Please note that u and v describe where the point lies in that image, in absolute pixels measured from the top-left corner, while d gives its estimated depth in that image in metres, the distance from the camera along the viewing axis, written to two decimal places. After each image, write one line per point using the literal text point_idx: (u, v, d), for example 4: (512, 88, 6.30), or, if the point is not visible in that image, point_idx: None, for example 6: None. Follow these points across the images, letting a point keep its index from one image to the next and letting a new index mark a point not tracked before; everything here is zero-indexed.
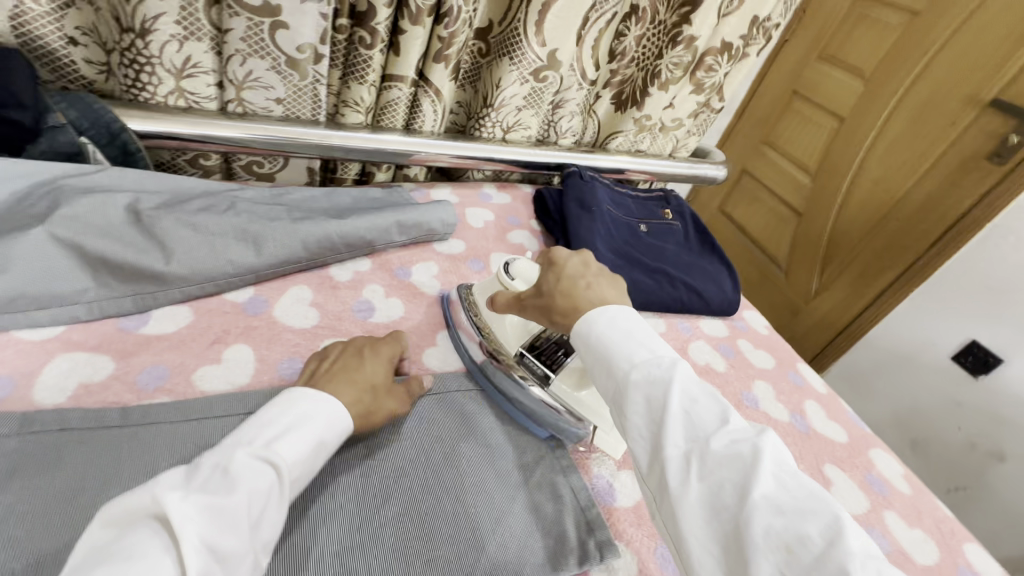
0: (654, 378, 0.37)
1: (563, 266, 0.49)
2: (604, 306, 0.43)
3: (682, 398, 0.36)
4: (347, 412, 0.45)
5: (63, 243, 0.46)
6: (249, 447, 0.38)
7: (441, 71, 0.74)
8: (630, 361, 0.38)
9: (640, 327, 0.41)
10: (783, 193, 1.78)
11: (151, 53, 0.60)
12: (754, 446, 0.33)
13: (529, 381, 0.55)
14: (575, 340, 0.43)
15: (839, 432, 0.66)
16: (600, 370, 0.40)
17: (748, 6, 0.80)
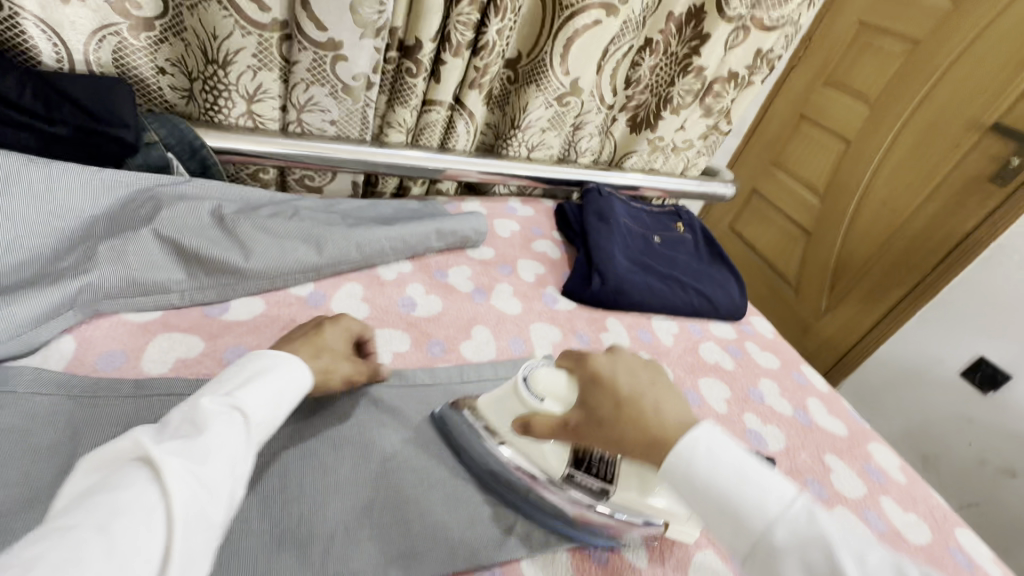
0: (794, 531, 0.37)
1: (613, 385, 0.47)
2: (698, 436, 0.41)
3: (846, 554, 0.36)
4: (304, 367, 0.47)
5: (163, 240, 0.55)
6: (211, 396, 0.40)
7: (475, 97, 0.83)
8: (765, 517, 0.37)
9: (745, 460, 0.40)
10: (793, 212, 1.84)
11: (230, 82, 0.70)
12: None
13: (586, 497, 0.51)
14: (675, 482, 0.41)
15: (839, 426, 0.71)
16: (730, 531, 0.39)
17: (753, 40, 0.88)
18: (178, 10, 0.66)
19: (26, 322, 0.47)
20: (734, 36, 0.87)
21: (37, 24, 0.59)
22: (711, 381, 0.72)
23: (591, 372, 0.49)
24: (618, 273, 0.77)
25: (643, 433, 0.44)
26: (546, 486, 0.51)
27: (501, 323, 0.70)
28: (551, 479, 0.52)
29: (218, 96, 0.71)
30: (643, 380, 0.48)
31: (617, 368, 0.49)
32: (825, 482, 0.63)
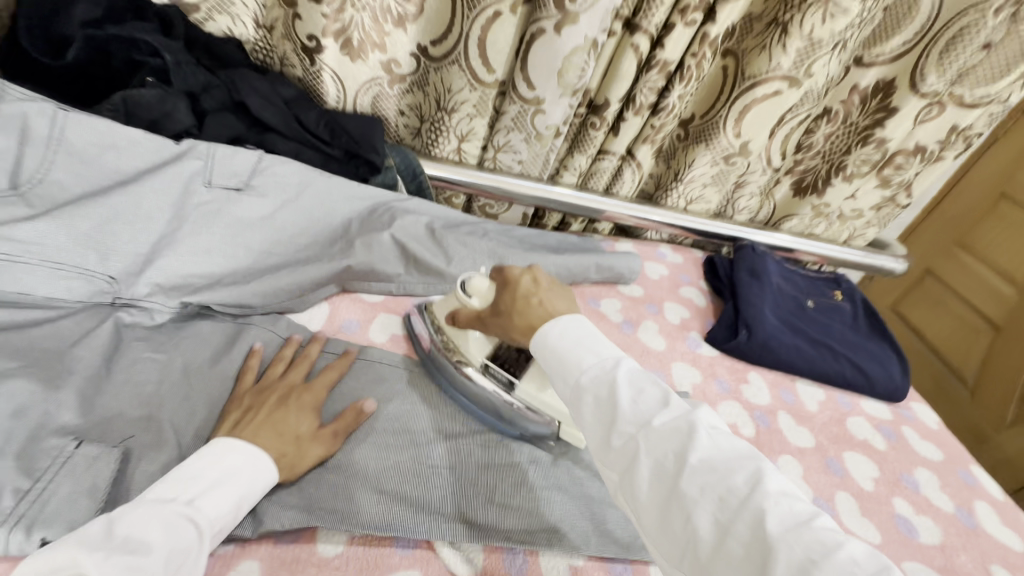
0: (600, 377, 0.43)
1: (516, 285, 0.56)
2: (553, 320, 0.48)
3: (628, 391, 0.41)
4: (272, 465, 0.49)
5: (397, 242, 0.71)
6: (172, 505, 0.42)
7: (646, 149, 0.91)
8: (579, 367, 0.44)
9: (588, 332, 0.46)
10: (978, 303, 1.62)
11: (450, 125, 0.87)
12: (686, 421, 0.39)
13: (497, 387, 0.60)
14: (535, 352, 0.48)
15: (1014, 539, 0.64)
16: (557, 374, 0.46)
17: (949, 115, 0.85)
18: (427, 70, 0.85)
19: (307, 289, 0.66)
20: (927, 111, 0.85)
21: (330, 74, 0.81)
22: (858, 456, 0.69)
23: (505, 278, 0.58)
24: (766, 330, 0.78)
25: (527, 321, 0.52)
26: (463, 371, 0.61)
27: (644, 355, 0.76)
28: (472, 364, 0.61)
29: (437, 135, 0.89)
30: (547, 286, 0.55)
31: (527, 277, 0.56)
32: None
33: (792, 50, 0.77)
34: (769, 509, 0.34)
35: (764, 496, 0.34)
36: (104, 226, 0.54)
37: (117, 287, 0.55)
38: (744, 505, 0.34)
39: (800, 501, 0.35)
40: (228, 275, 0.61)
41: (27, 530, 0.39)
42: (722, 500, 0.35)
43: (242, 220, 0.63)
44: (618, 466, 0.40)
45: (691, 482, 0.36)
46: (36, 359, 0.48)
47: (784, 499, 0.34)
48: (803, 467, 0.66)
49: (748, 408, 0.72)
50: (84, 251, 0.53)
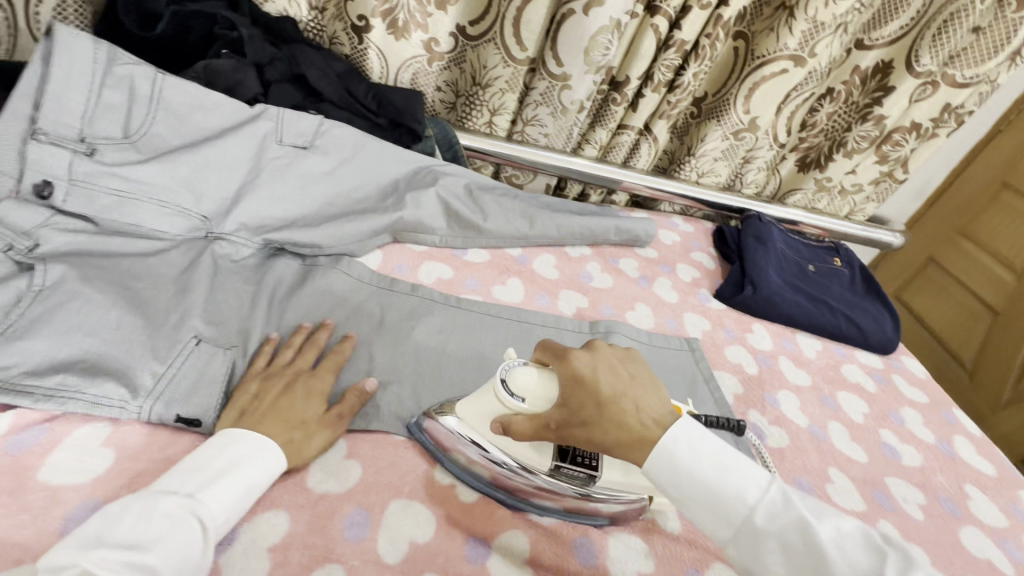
0: (777, 515, 0.39)
1: (595, 384, 0.44)
2: (672, 431, 0.42)
3: (820, 526, 0.38)
4: (278, 452, 0.45)
5: (440, 199, 0.79)
6: (175, 497, 0.39)
7: (662, 125, 0.99)
8: (746, 504, 0.39)
9: (719, 450, 0.41)
10: (977, 288, 1.69)
11: (484, 99, 0.96)
12: (920, 566, 0.36)
13: (575, 487, 0.50)
14: (666, 484, 0.41)
15: (987, 465, 0.72)
16: (704, 507, 0.40)
17: (942, 94, 0.92)
18: (464, 48, 0.94)
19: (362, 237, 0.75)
20: (921, 90, 0.93)
21: (375, 51, 0.90)
22: (850, 396, 0.77)
23: (571, 371, 0.45)
24: (770, 286, 0.86)
25: (628, 435, 0.42)
26: (526, 479, 0.50)
27: (659, 305, 0.84)
28: (535, 471, 0.50)
29: (471, 109, 0.98)
30: (628, 375, 0.45)
31: (598, 365, 0.45)
32: (960, 505, 0.65)
33: (798, 31, 0.84)
34: None
35: None
36: (195, 172, 0.63)
37: (208, 224, 0.64)
38: None
39: None
40: (297, 220, 0.70)
41: (167, 405, 0.48)
42: None
43: (308, 174, 0.71)
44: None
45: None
46: (151, 279, 0.56)
47: None
48: (800, 400, 0.74)
49: (752, 352, 0.80)
50: (182, 192, 0.62)
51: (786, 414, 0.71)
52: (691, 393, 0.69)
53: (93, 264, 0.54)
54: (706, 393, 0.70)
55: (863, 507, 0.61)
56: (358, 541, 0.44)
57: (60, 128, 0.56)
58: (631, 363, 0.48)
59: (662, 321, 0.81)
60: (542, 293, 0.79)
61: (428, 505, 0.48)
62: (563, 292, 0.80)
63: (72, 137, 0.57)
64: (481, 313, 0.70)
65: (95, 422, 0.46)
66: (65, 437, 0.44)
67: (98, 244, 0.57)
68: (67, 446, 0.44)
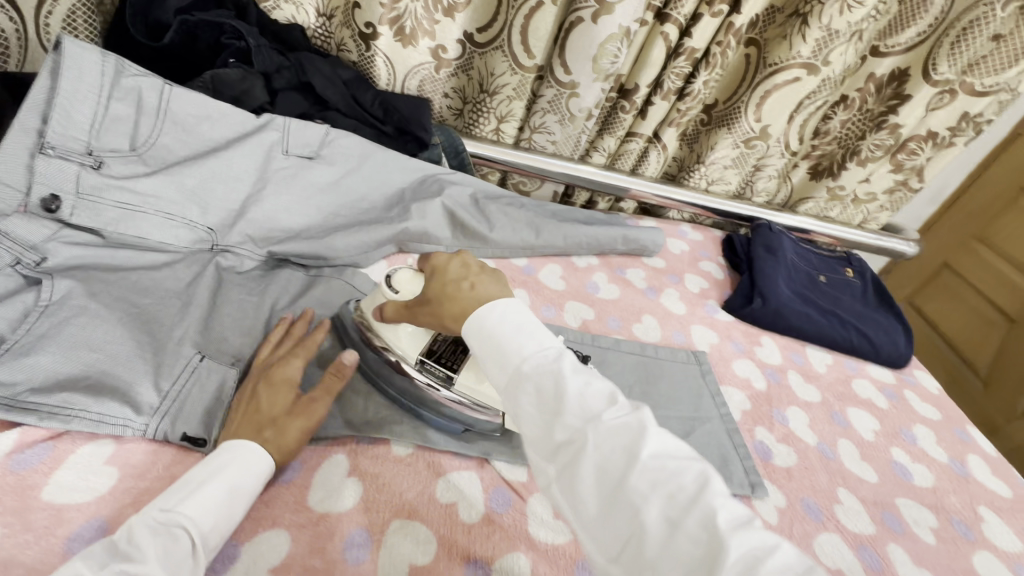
0: (543, 367, 0.39)
1: (444, 270, 0.48)
2: (491, 301, 0.43)
3: (574, 380, 0.38)
4: (261, 452, 0.45)
5: (447, 209, 0.79)
6: (154, 510, 0.38)
7: (671, 132, 0.98)
8: (521, 355, 0.40)
9: (526, 317, 0.42)
10: (994, 296, 1.65)
11: (491, 106, 0.95)
12: (640, 417, 0.37)
13: (431, 381, 0.54)
14: (472, 343, 0.43)
15: (1002, 487, 0.70)
16: (491, 361, 0.41)
17: (961, 102, 0.90)
18: (472, 55, 0.93)
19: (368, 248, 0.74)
20: (938, 99, 0.90)
21: (383, 58, 0.89)
22: (860, 412, 0.76)
23: (431, 267, 0.50)
24: (779, 298, 0.85)
25: (460, 308, 0.45)
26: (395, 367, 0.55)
27: (666, 317, 0.83)
28: (405, 360, 0.55)
29: (479, 116, 0.97)
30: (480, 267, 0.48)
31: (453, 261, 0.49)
32: (973, 528, 0.63)
33: (811, 39, 0.83)
34: (721, 510, 0.32)
35: (712, 498, 0.33)
36: (201, 184, 0.63)
37: (214, 237, 0.64)
38: (692, 505, 0.33)
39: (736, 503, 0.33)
40: (303, 231, 0.70)
41: (172, 422, 0.48)
42: (670, 498, 0.33)
43: (314, 185, 0.71)
44: (555, 459, 0.36)
45: (641, 477, 0.34)
46: (157, 293, 0.56)
47: (730, 506, 0.33)
48: (809, 417, 0.72)
49: (760, 366, 0.79)
50: (188, 204, 0.62)
51: (794, 432, 0.69)
52: (697, 408, 0.68)
53: (102, 277, 0.55)
54: (712, 409, 0.69)
55: (872, 530, 0.60)
56: (358, 563, 0.44)
57: (68, 142, 0.56)
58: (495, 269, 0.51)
59: (669, 334, 0.80)
60: (547, 304, 0.78)
61: (428, 525, 0.48)
62: (568, 303, 0.79)
63: (79, 150, 0.57)
64: None
65: (99, 440, 0.46)
66: (68, 455, 0.45)
67: (105, 258, 0.57)
68: (70, 464, 0.44)
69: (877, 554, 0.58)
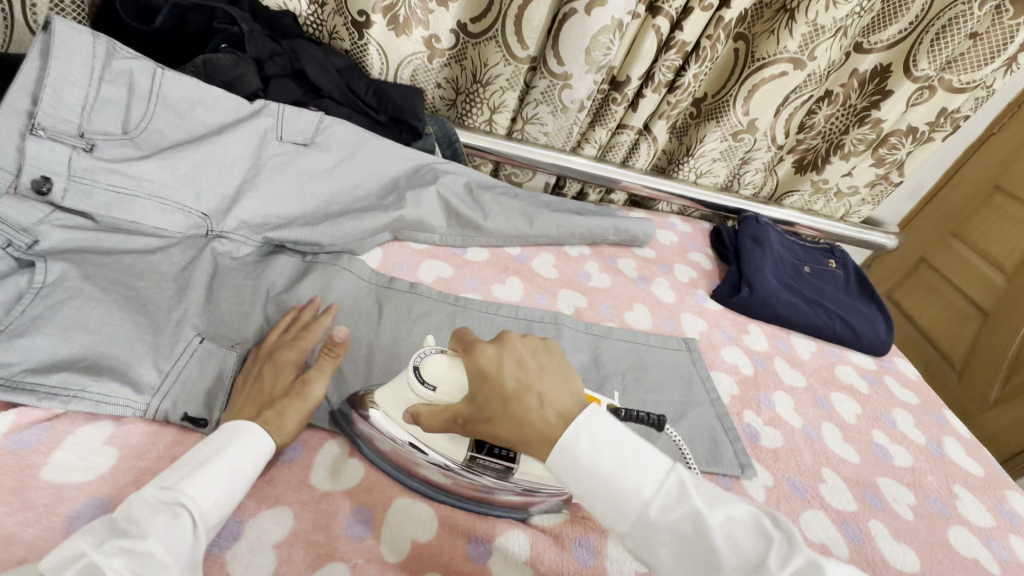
0: (671, 507, 0.36)
1: (496, 378, 0.42)
2: (571, 425, 0.39)
3: (718, 520, 0.35)
4: (258, 429, 0.45)
5: (441, 197, 0.79)
6: (155, 487, 0.38)
7: (662, 125, 0.99)
8: (640, 497, 0.36)
9: (620, 439, 0.38)
10: (968, 289, 1.71)
11: (484, 97, 0.95)
12: (806, 554, 0.33)
13: (491, 478, 0.49)
14: (565, 481, 0.39)
15: (976, 466, 0.73)
16: (603, 506, 0.37)
17: (938, 98, 0.93)
18: (465, 45, 0.93)
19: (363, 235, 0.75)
20: (918, 95, 0.93)
21: (376, 47, 0.89)
22: (843, 396, 0.79)
23: (477, 367, 0.43)
24: (766, 288, 0.87)
25: (534, 431, 0.40)
26: (444, 469, 0.49)
27: (657, 306, 0.84)
28: (450, 462, 0.49)
29: (472, 106, 0.97)
30: (533, 365, 0.43)
31: (504, 358, 0.43)
32: (949, 504, 0.66)
33: (798, 34, 0.85)
34: None
35: None
36: (195, 168, 0.63)
37: (208, 222, 0.64)
38: None
39: None
40: (298, 218, 0.70)
41: (174, 403, 0.48)
42: None
43: (309, 171, 0.71)
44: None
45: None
46: (152, 276, 0.56)
47: None
48: (794, 401, 0.75)
49: (748, 353, 0.81)
50: (182, 189, 0.62)
51: (781, 415, 0.72)
52: (687, 392, 0.70)
53: (95, 259, 0.54)
54: (702, 393, 0.71)
55: (854, 507, 0.62)
56: (360, 540, 0.45)
57: (60, 124, 0.56)
58: (544, 349, 0.45)
59: (661, 322, 0.82)
60: (541, 292, 0.79)
61: (428, 504, 0.48)
62: (562, 292, 0.80)
63: (70, 133, 0.56)
64: (480, 313, 0.71)
65: (97, 420, 0.46)
66: (67, 436, 0.44)
67: (97, 241, 0.56)
68: (69, 444, 0.44)
69: (859, 530, 0.60)
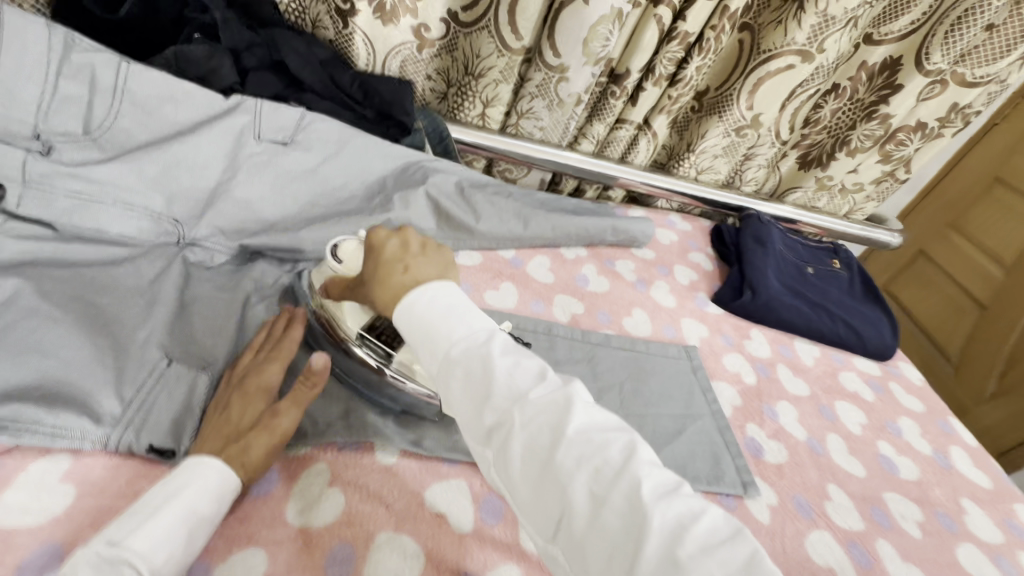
0: (472, 349, 0.37)
1: (381, 248, 0.45)
2: (422, 286, 0.40)
3: (504, 362, 0.37)
4: (222, 466, 0.42)
5: (430, 198, 0.75)
6: (99, 547, 0.35)
7: (662, 119, 0.95)
8: (450, 339, 0.38)
9: (457, 301, 0.40)
10: (966, 283, 1.68)
11: (477, 90, 0.91)
12: (567, 392, 0.36)
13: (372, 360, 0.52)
14: (403, 332, 0.40)
15: (982, 477, 0.71)
16: (422, 348, 0.39)
17: (950, 93, 0.90)
18: (456, 35, 0.88)
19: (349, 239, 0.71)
20: (930, 89, 0.90)
21: (362, 37, 0.83)
22: (847, 405, 0.76)
23: (367, 241, 0.47)
24: (769, 291, 0.84)
25: (391, 292, 0.42)
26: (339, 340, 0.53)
27: (656, 311, 0.81)
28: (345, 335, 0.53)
29: (463, 99, 0.93)
30: (418, 248, 0.45)
31: (394, 238, 0.46)
32: (957, 520, 0.64)
33: (807, 25, 0.81)
34: (645, 477, 0.33)
35: (638, 467, 0.33)
36: (164, 172, 0.58)
37: (181, 229, 0.60)
38: (618, 479, 0.33)
39: (665, 473, 0.34)
40: (278, 222, 0.66)
41: (137, 433, 0.44)
42: (598, 472, 0.33)
43: (289, 172, 0.66)
44: (488, 443, 0.35)
45: (567, 453, 0.33)
46: (117, 291, 0.52)
47: (660, 480, 0.33)
48: (798, 411, 0.72)
49: (751, 360, 0.78)
50: (151, 194, 0.58)
51: (784, 427, 0.69)
52: (689, 403, 0.67)
53: (54, 273, 0.50)
54: (702, 406, 0.68)
55: (861, 526, 0.60)
56: None
57: (12, 125, 0.52)
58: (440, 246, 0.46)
59: (659, 328, 0.78)
60: (535, 298, 0.76)
61: (416, 538, 0.45)
62: (558, 297, 0.77)
63: (24, 134, 0.53)
64: None
65: (53, 455, 0.42)
66: (20, 474, 0.41)
67: (57, 253, 0.52)
68: (20, 484, 0.40)
69: (866, 551, 0.58)
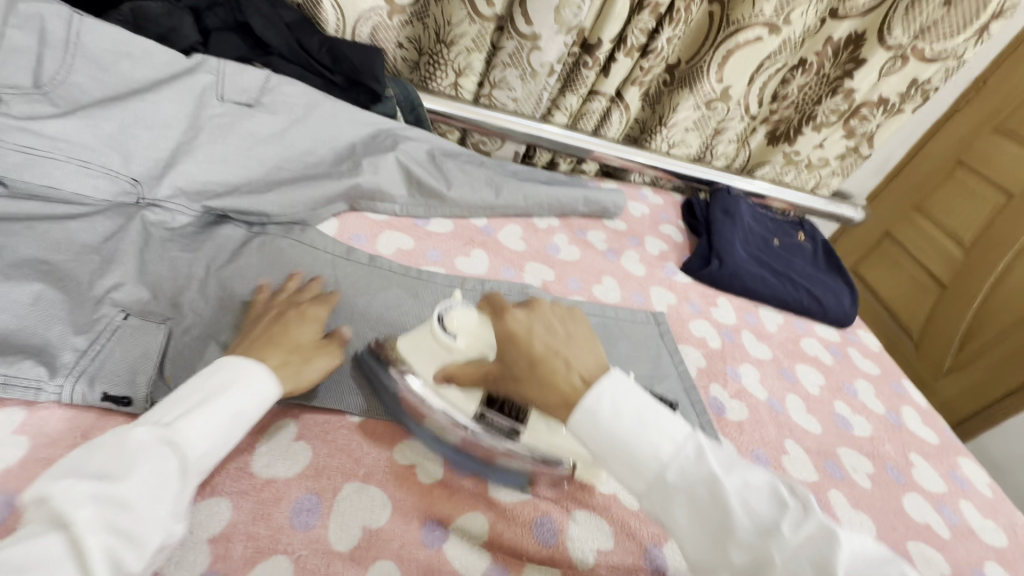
0: (686, 472, 0.39)
1: (528, 338, 0.46)
2: (599, 388, 0.42)
3: (735, 484, 0.38)
4: (264, 372, 0.44)
5: (400, 164, 0.75)
6: (149, 426, 0.37)
7: (634, 92, 0.96)
8: (658, 460, 0.39)
9: (642, 406, 0.41)
10: (927, 262, 1.75)
11: (449, 58, 0.89)
12: (818, 521, 0.36)
13: (494, 437, 0.49)
14: (585, 440, 0.41)
15: (931, 434, 0.75)
16: (623, 468, 0.40)
17: (910, 68, 0.92)
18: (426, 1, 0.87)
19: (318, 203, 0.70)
20: (891, 64, 0.92)
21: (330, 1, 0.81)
22: (807, 368, 0.79)
23: (506, 329, 0.47)
24: (735, 261, 0.86)
25: (560, 392, 0.43)
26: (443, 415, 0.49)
27: (626, 279, 0.83)
28: (459, 414, 0.49)
29: (435, 68, 0.92)
30: (564, 335, 0.47)
31: (534, 323, 0.48)
32: (904, 472, 0.68)
33: None
34: None
35: None
36: (121, 129, 0.57)
37: (139, 188, 0.58)
38: None
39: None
40: (243, 185, 0.64)
41: (90, 383, 0.43)
42: None
43: (254, 134, 0.65)
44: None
45: None
46: (72, 248, 0.51)
47: None
48: (760, 373, 0.75)
49: (717, 326, 0.80)
50: (107, 151, 0.56)
51: (746, 388, 0.71)
52: (656, 365, 0.69)
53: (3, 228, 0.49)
54: (669, 367, 0.70)
55: (816, 477, 0.63)
56: (307, 528, 0.42)
57: None
58: (572, 323, 0.50)
59: (628, 296, 0.80)
60: (507, 265, 0.76)
61: (382, 487, 0.46)
62: (529, 265, 0.77)
63: None
64: (444, 286, 0.67)
65: (5, 407, 0.42)
66: None
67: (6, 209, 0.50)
68: None
69: (820, 500, 0.60)
